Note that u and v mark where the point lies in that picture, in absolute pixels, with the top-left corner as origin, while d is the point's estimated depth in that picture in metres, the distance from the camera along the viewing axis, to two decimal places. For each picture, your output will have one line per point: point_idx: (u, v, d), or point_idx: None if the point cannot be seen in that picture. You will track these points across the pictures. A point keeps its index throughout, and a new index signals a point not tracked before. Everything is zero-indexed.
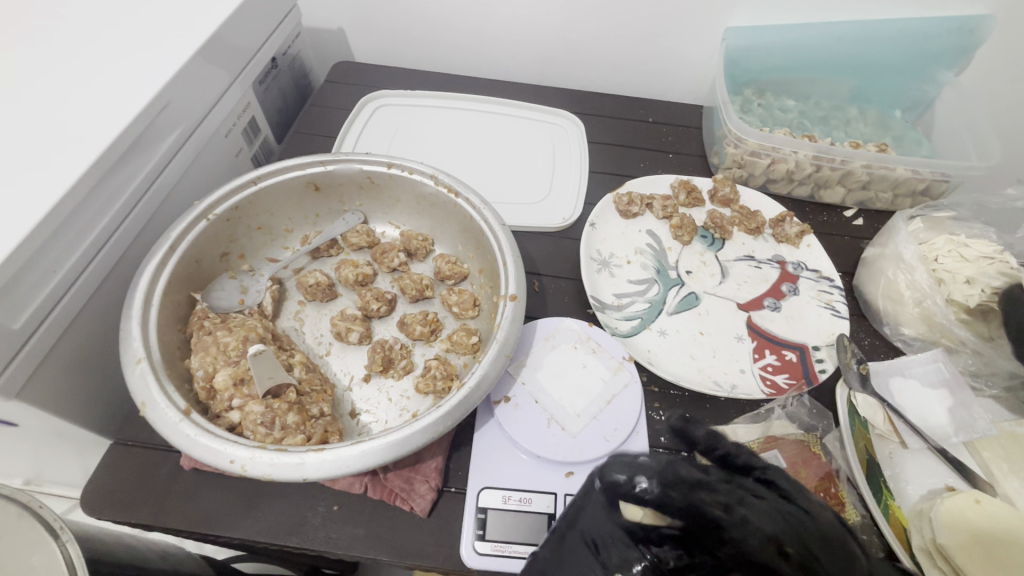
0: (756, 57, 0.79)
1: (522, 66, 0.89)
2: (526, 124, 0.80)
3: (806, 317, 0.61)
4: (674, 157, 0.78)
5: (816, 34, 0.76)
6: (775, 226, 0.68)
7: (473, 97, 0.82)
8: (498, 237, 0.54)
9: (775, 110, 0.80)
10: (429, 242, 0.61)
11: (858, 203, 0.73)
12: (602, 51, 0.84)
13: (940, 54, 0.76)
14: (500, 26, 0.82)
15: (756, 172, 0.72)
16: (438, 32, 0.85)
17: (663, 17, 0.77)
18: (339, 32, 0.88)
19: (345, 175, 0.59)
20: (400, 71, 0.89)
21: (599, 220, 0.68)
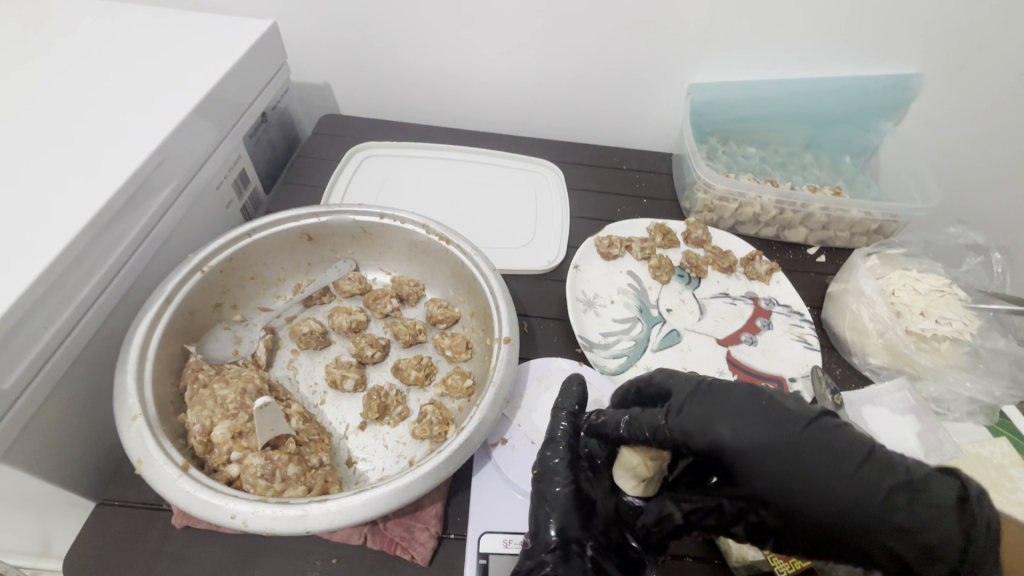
0: (718, 111, 0.86)
1: (502, 118, 0.94)
2: (508, 173, 0.84)
3: (781, 350, 0.65)
4: (649, 202, 0.83)
5: (770, 89, 0.83)
6: (746, 264, 0.73)
7: (457, 148, 0.86)
8: (490, 281, 0.56)
9: (738, 157, 0.87)
10: (420, 287, 0.63)
11: (820, 241, 0.78)
12: (577, 103, 0.89)
13: (881, 107, 0.84)
14: (481, 83, 0.88)
15: (725, 215, 0.77)
16: (422, 88, 0.90)
17: (631, 75, 0.84)
18: (326, 86, 0.92)
19: (338, 226, 0.61)
20: (385, 123, 0.93)
21: (582, 262, 0.71)
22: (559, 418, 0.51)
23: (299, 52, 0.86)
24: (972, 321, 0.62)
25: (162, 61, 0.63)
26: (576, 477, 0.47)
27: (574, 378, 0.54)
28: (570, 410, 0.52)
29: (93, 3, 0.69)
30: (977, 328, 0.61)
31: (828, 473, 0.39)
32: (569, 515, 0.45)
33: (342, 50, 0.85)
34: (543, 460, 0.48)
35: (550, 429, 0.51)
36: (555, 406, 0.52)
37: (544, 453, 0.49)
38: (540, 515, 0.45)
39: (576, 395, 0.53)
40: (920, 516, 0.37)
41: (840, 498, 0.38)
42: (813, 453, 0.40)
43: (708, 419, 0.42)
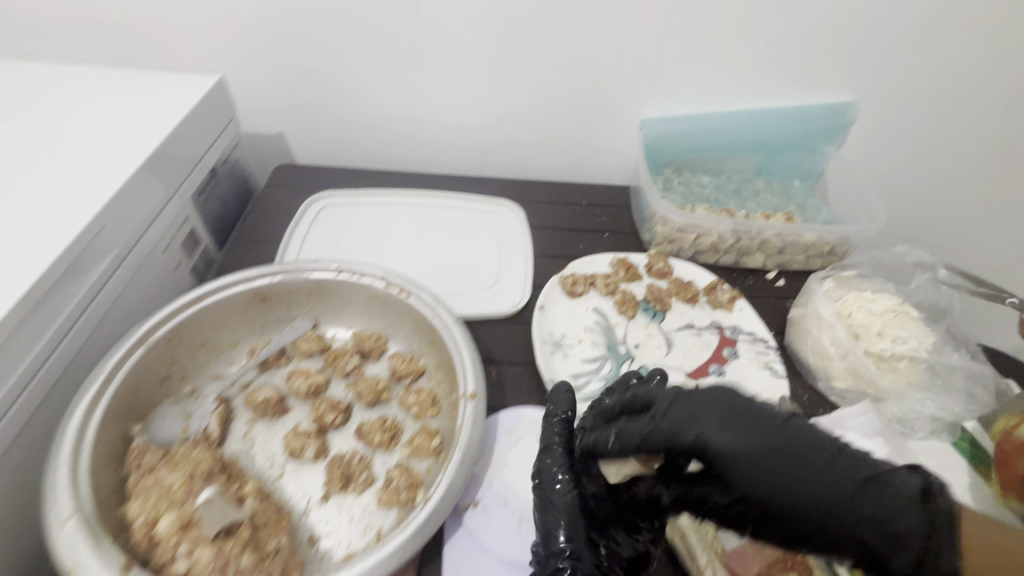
0: (670, 144, 0.88)
1: (460, 160, 0.93)
2: (469, 214, 0.84)
3: (749, 380, 0.65)
4: (610, 237, 0.84)
5: (717, 122, 0.86)
6: (709, 293, 0.74)
7: (415, 192, 0.85)
8: (453, 333, 0.55)
9: (693, 186, 0.89)
10: (382, 341, 0.61)
11: (778, 265, 0.80)
12: (533, 141, 0.90)
13: (824, 133, 0.88)
14: (437, 127, 0.89)
15: (684, 246, 0.78)
16: (379, 134, 0.90)
17: (584, 114, 0.86)
18: (279, 136, 0.90)
19: (292, 285, 0.59)
20: (342, 170, 0.92)
21: (548, 302, 0.71)
22: (553, 425, 0.54)
23: (249, 104, 0.85)
24: (926, 338, 0.63)
25: (103, 124, 0.61)
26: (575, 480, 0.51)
27: (564, 384, 0.57)
28: (563, 415, 0.55)
29: (30, 68, 0.67)
30: (932, 344, 0.63)
31: (797, 470, 0.44)
32: (577, 521, 0.48)
33: (297, 100, 0.85)
34: (544, 467, 0.51)
35: (546, 437, 0.53)
36: (549, 413, 0.55)
37: (545, 461, 0.52)
38: (550, 520, 0.48)
39: (568, 399, 0.56)
40: (887, 507, 0.42)
41: (823, 495, 0.43)
42: (784, 452, 0.45)
43: (693, 419, 0.47)
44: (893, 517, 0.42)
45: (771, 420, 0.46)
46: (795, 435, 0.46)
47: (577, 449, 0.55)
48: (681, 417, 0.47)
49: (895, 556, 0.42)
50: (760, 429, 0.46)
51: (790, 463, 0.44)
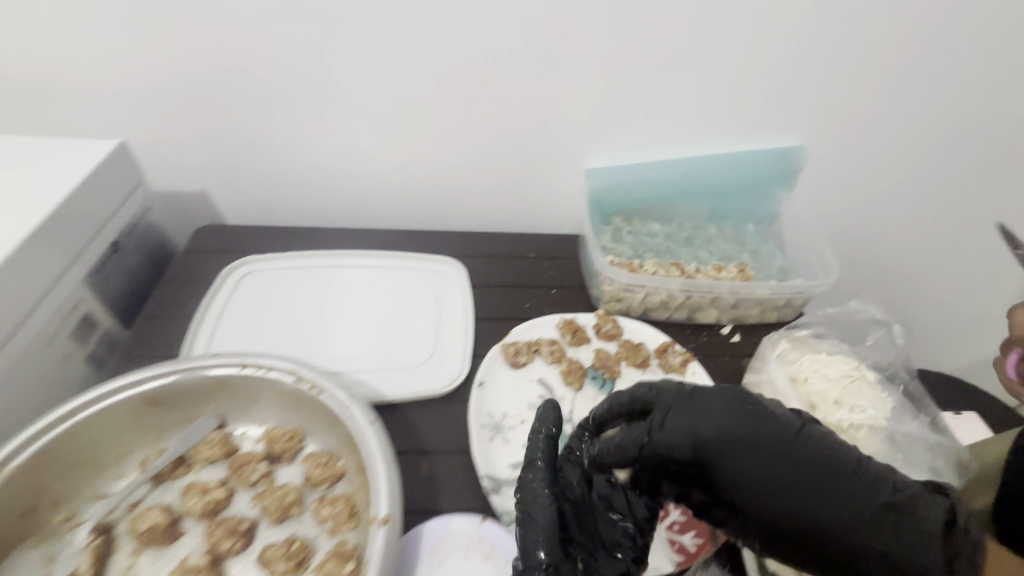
0: (617, 194, 0.85)
1: (399, 214, 0.88)
2: (407, 274, 0.78)
3: None
4: (558, 293, 0.79)
5: (665, 170, 0.83)
6: (660, 356, 0.70)
7: (349, 253, 0.79)
8: (367, 439, 0.49)
9: (643, 236, 0.86)
10: (296, 441, 0.55)
11: (733, 320, 0.76)
12: (477, 192, 0.85)
13: (774, 178, 0.85)
14: (373, 181, 0.83)
15: (634, 304, 0.74)
16: (310, 190, 0.84)
17: (528, 164, 0.82)
18: (201, 194, 0.84)
19: (189, 385, 0.53)
20: (272, 228, 0.86)
21: (488, 377, 0.66)
22: (539, 441, 0.54)
23: (163, 164, 0.78)
24: (884, 406, 0.60)
25: None
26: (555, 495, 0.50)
27: (552, 403, 0.58)
28: (548, 432, 0.55)
29: None
30: (890, 411, 0.60)
31: (796, 484, 0.46)
32: (555, 536, 0.48)
33: (218, 158, 0.79)
34: (527, 483, 0.51)
35: (529, 452, 0.53)
36: (535, 429, 0.55)
37: (525, 476, 0.51)
38: (530, 538, 0.47)
39: (553, 416, 0.57)
40: (896, 534, 0.42)
41: (826, 512, 0.44)
42: (788, 461, 0.46)
43: (691, 426, 0.49)
44: (899, 544, 0.42)
45: (776, 433, 0.47)
46: (809, 447, 0.47)
47: (563, 467, 0.55)
48: (682, 424, 0.49)
49: None
50: (762, 437, 0.47)
51: (789, 473, 0.46)
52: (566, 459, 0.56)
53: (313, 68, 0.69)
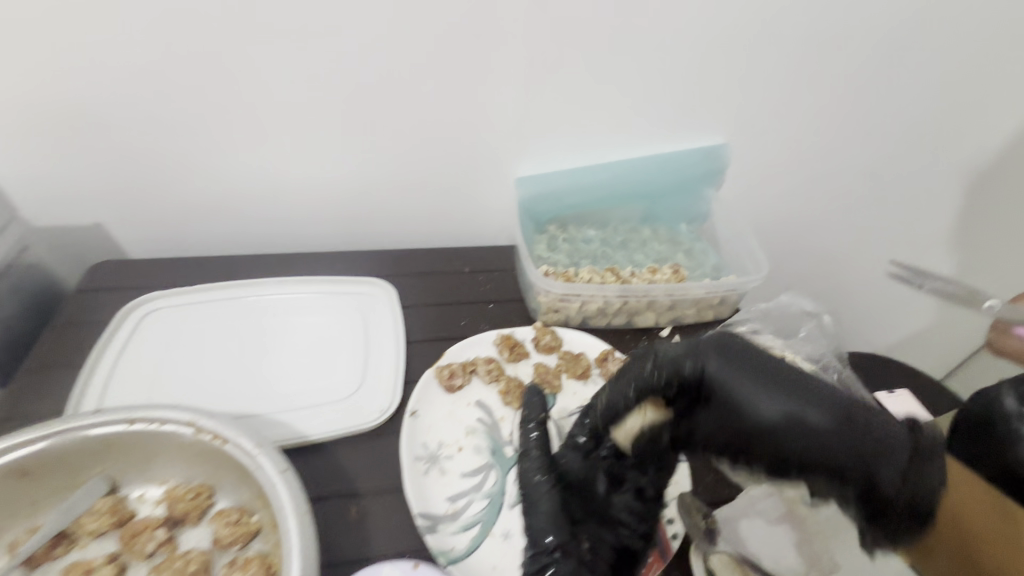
0: (549, 203, 0.83)
1: (323, 235, 0.83)
2: (332, 299, 0.73)
3: None
4: (494, 307, 0.76)
5: (595, 175, 0.82)
6: (601, 365, 0.68)
7: (267, 281, 0.73)
8: (277, 493, 0.44)
9: (578, 242, 0.84)
10: (203, 499, 0.49)
11: (672, 321, 0.75)
12: (404, 207, 0.82)
13: (703, 177, 0.86)
14: (291, 203, 0.78)
15: (572, 313, 0.73)
16: (221, 215, 0.78)
17: (454, 174, 0.79)
18: (97, 228, 0.76)
19: (66, 449, 0.46)
20: (180, 259, 0.79)
21: (421, 405, 0.61)
22: (530, 430, 0.59)
23: (43, 194, 0.70)
24: None
25: None
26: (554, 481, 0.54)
27: (533, 389, 0.63)
28: (537, 418, 0.60)
29: None
30: None
31: (791, 391, 0.40)
32: (558, 518, 0.51)
33: (108, 185, 0.71)
34: (525, 473, 0.55)
35: (524, 442, 0.58)
36: (524, 418, 0.60)
37: (524, 467, 0.56)
38: (536, 526, 0.51)
39: (537, 402, 0.61)
40: (874, 443, 0.37)
41: (815, 418, 0.38)
42: (783, 373, 0.41)
43: (701, 352, 0.43)
44: (878, 463, 0.37)
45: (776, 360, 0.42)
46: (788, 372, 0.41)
47: (564, 456, 0.55)
48: (685, 353, 0.45)
49: (884, 502, 0.37)
50: (755, 362, 0.41)
51: (770, 390, 0.40)
52: (568, 445, 0.55)
53: (211, 85, 0.64)
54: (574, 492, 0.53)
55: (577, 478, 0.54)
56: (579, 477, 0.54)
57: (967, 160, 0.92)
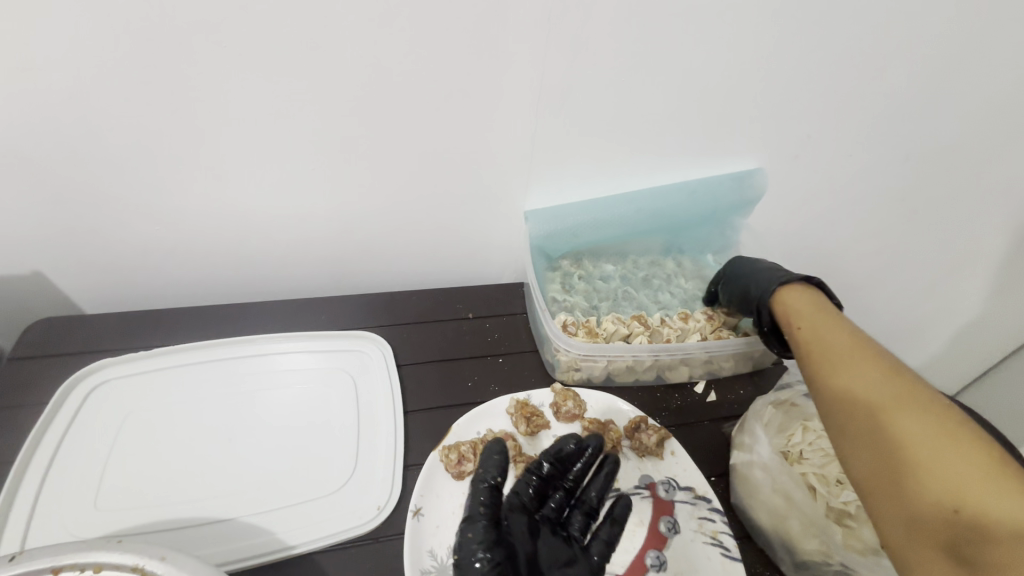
0: (564, 236, 0.74)
1: (306, 277, 0.73)
2: (318, 359, 0.63)
3: (697, 569, 0.51)
4: (505, 361, 0.67)
5: (615, 206, 0.73)
6: (632, 436, 0.59)
7: (240, 341, 0.63)
8: None
9: (596, 280, 0.75)
10: None
11: (706, 375, 0.66)
12: (399, 244, 0.72)
13: (733, 205, 0.77)
14: (268, 244, 0.68)
15: (595, 371, 0.64)
16: (185, 260, 0.67)
17: (455, 209, 0.69)
18: (36, 275, 0.65)
19: None
20: (138, 311, 0.68)
21: (427, 499, 0.52)
22: (480, 491, 0.48)
23: None
24: None
25: None
26: (498, 561, 0.43)
27: (495, 445, 0.53)
28: (493, 480, 0.49)
29: None
30: None
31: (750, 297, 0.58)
32: None
33: (44, 231, 0.60)
34: (463, 543, 0.44)
35: (471, 507, 0.47)
36: (477, 478, 0.49)
37: (464, 537, 0.45)
38: None
39: (498, 461, 0.51)
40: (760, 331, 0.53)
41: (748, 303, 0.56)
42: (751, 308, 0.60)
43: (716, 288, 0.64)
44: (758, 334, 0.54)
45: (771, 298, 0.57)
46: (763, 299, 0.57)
47: (508, 516, 0.49)
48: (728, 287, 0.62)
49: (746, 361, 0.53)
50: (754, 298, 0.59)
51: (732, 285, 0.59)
52: (513, 505, 0.50)
53: (160, 116, 0.52)
54: (518, 564, 0.45)
55: (521, 544, 0.47)
56: (521, 545, 0.47)
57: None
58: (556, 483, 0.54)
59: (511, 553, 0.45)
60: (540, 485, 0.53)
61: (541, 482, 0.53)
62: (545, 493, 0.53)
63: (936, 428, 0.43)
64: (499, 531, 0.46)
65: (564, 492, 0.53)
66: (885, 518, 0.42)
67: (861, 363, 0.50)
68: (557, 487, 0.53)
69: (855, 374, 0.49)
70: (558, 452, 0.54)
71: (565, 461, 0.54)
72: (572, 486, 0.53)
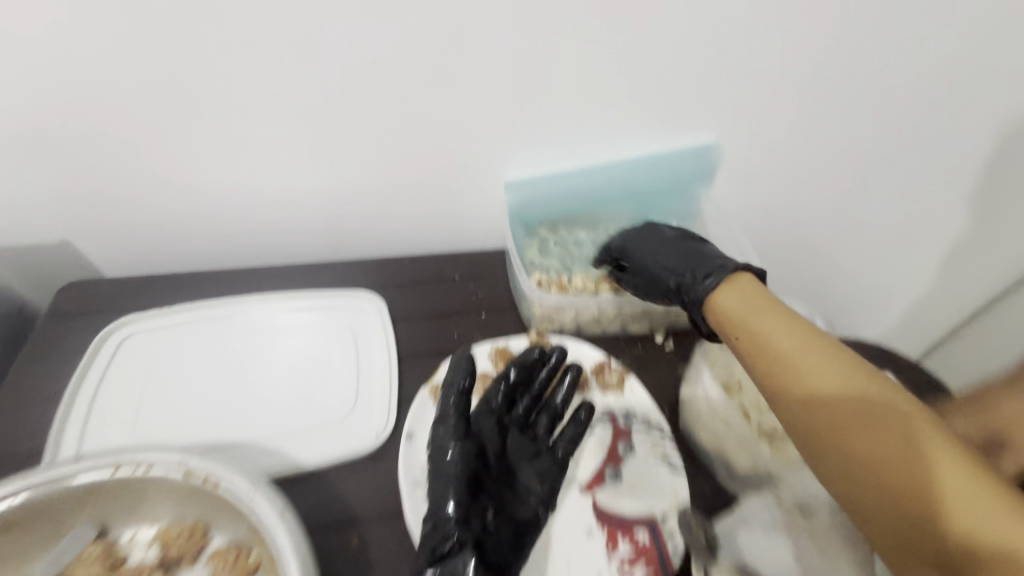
0: (541, 203, 0.82)
1: (308, 246, 0.80)
2: (320, 313, 0.71)
3: (648, 483, 0.59)
4: (487, 316, 0.75)
5: (587, 176, 0.80)
6: (597, 374, 0.68)
7: (250, 299, 0.70)
8: (276, 538, 0.44)
9: (570, 245, 0.83)
10: (198, 538, 0.49)
11: (666, 326, 0.75)
12: (391, 216, 0.79)
13: (694, 174, 0.84)
14: (272, 216, 0.75)
15: (566, 321, 0.73)
16: (199, 230, 0.75)
17: (442, 183, 0.76)
18: (65, 244, 0.72)
19: (49, 503, 0.44)
20: (158, 276, 0.76)
21: (418, 425, 0.61)
22: (451, 396, 0.58)
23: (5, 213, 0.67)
24: None
25: None
26: (466, 454, 0.56)
27: (463, 356, 0.61)
28: (460, 385, 0.59)
29: None
30: None
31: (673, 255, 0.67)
32: (460, 491, 0.53)
33: (75, 203, 0.68)
34: (439, 440, 0.56)
35: (443, 408, 0.58)
36: (447, 383, 0.59)
37: (438, 432, 0.57)
38: (438, 499, 0.53)
39: (465, 368, 0.59)
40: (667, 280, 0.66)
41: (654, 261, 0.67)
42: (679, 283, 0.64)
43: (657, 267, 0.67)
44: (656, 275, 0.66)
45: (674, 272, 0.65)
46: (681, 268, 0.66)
47: (479, 419, 0.60)
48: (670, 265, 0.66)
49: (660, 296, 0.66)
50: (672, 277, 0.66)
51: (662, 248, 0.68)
52: (483, 410, 0.61)
53: (177, 100, 0.60)
54: (487, 455, 0.58)
55: (490, 441, 0.59)
56: (490, 441, 0.59)
57: (969, 157, 0.89)
58: (525, 387, 0.64)
59: (480, 447, 0.57)
60: (508, 390, 0.63)
61: (509, 388, 0.63)
62: (515, 397, 0.64)
63: (909, 424, 0.44)
64: (468, 430, 0.58)
65: (531, 398, 0.63)
66: (874, 527, 0.44)
67: (848, 383, 0.47)
68: (524, 394, 0.64)
69: (828, 376, 0.48)
70: (525, 361, 0.64)
71: (531, 369, 0.64)
72: (538, 393, 0.64)
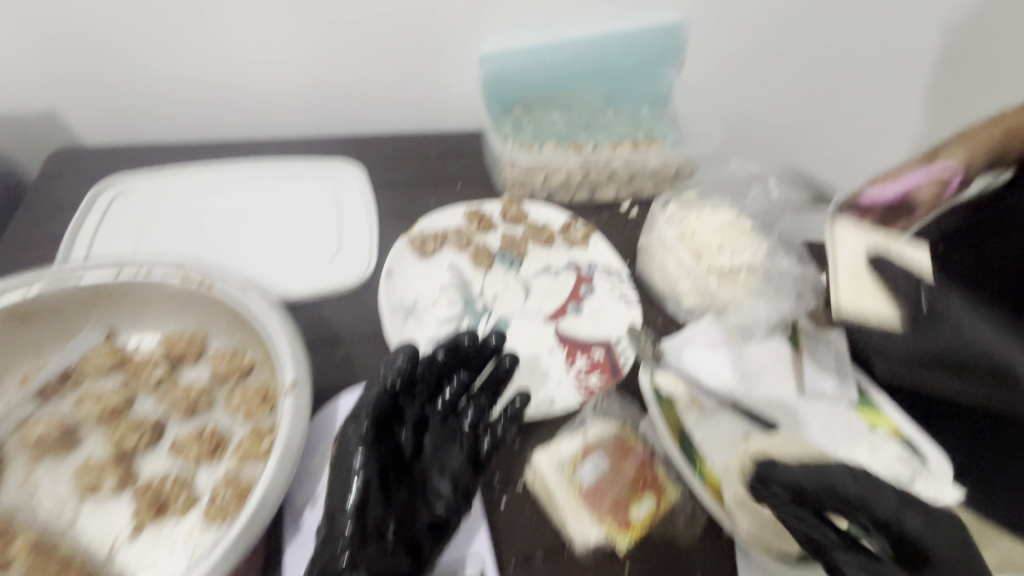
0: (514, 78, 0.82)
1: (287, 124, 0.82)
2: (301, 176, 0.74)
3: (606, 314, 0.66)
4: (460, 187, 0.78)
5: (559, 51, 0.81)
6: (564, 231, 0.73)
7: (233, 163, 0.73)
8: (263, 322, 0.50)
9: (540, 124, 0.84)
10: (198, 343, 0.57)
11: (632, 195, 0.79)
12: (367, 92, 0.81)
13: (662, 55, 0.84)
14: (250, 87, 0.77)
15: (536, 187, 0.77)
16: (177, 100, 0.77)
17: (415, 55, 0.78)
18: (50, 113, 0.75)
19: (64, 296, 0.53)
20: (143, 145, 0.79)
21: (397, 265, 0.66)
22: (368, 397, 0.50)
23: None
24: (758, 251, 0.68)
25: None
26: (373, 463, 0.48)
27: (401, 350, 0.51)
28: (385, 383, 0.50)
29: None
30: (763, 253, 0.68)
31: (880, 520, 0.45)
32: (362, 503, 0.47)
33: (59, 63, 0.70)
34: (343, 443, 0.48)
35: (358, 407, 0.49)
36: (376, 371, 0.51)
37: (346, 433, 0.49)
38: (333, 512, 0.46)
39: (398, 363, 0.50)
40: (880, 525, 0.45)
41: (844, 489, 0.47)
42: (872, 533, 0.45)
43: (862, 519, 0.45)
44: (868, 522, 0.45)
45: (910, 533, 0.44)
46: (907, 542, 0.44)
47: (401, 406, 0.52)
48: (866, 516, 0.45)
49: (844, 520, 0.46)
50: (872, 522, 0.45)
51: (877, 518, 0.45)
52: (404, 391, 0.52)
53: None
54: (392, 456, 0.51)
55: (402, 435, 0.52)
56: (399, 437, 0.52)
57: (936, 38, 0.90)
58: (450, 371, 0.55)
59: (388, 451, 0.50)
60: (434, 375, 0.54)
61: (435, 372, 0.54)
62: (441, 381, 0.55)
63: None
64: (381, 427, 0.50)
65: (460, 387, 0.54)
66: None
67: None
68: (452, 380, 0.54)
69: None
70: (458, 354, 0.54)
71: (462, 358, 0.55)
72: (466, 381, 0.55)
